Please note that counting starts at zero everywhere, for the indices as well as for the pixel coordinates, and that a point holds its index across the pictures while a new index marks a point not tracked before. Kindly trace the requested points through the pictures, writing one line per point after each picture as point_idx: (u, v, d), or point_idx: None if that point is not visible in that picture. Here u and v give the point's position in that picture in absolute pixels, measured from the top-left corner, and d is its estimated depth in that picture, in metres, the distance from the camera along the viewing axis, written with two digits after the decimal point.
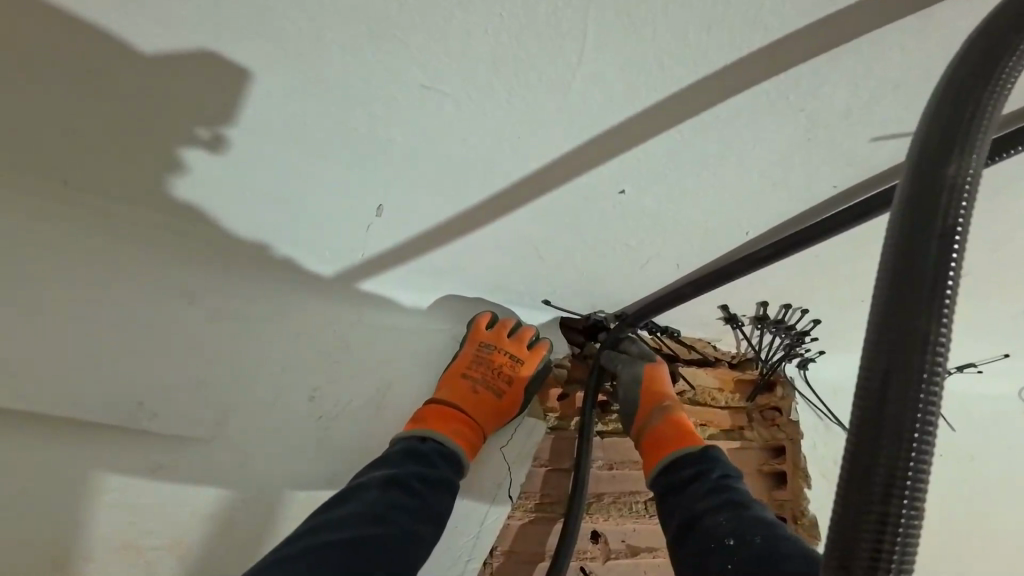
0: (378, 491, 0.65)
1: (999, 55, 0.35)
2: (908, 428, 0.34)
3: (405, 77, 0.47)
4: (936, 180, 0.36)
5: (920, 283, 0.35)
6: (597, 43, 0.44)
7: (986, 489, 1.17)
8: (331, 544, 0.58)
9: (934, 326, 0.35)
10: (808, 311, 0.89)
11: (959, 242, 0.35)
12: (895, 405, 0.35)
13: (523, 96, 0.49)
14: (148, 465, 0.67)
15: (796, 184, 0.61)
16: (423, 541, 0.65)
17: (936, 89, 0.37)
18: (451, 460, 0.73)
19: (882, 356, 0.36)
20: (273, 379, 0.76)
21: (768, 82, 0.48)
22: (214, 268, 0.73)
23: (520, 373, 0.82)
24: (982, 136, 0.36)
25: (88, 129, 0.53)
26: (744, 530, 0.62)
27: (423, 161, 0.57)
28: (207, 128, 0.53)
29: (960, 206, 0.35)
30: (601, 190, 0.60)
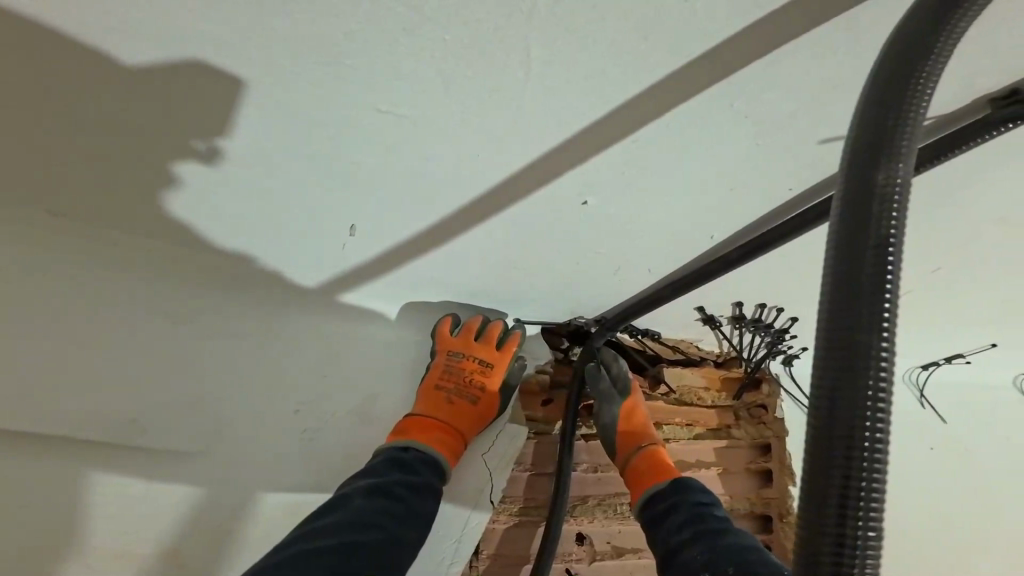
0: (363, 499, 0.66)
1: (918, 61, 0.37)
2: (859, 439, 0.36)
3: (362, 100, 0.50)
4: (869, 191, 0.37)
5: (859, 291, 0.37)
6: (540, 60, 0.46)
7: (978, 480, 1.16)
8: (320, 551, 0.59)
9: (876, 332, 0.36)
10: (783, 310, 0.90)
11: (895, 249, 0.37)
12: (844, 414, 0.36)
13: (477, 112, 0.51)
14: (143, 477, 0.71)
15: (753, 188, 0.62)
16: (409, 543, 0.67)
17: (863, 100, 0.39)
18: (434, 466, 0.75)
19: (830, 367, 0.37)
20: (260, 392, 0.79)
21: (711, 92, 0.50)
22: (202, 287, 0.76)
23: (493, 376, 0.85)
24: (910, 138, 0.37)
25: (89, 161, 0.57)
26: (718, 563, 0.60)
27: (388, 178, 0.60)
28: (200, 149, 0.56)
29: (892, 214, 0.37)
30: (564, 199, 0.62)
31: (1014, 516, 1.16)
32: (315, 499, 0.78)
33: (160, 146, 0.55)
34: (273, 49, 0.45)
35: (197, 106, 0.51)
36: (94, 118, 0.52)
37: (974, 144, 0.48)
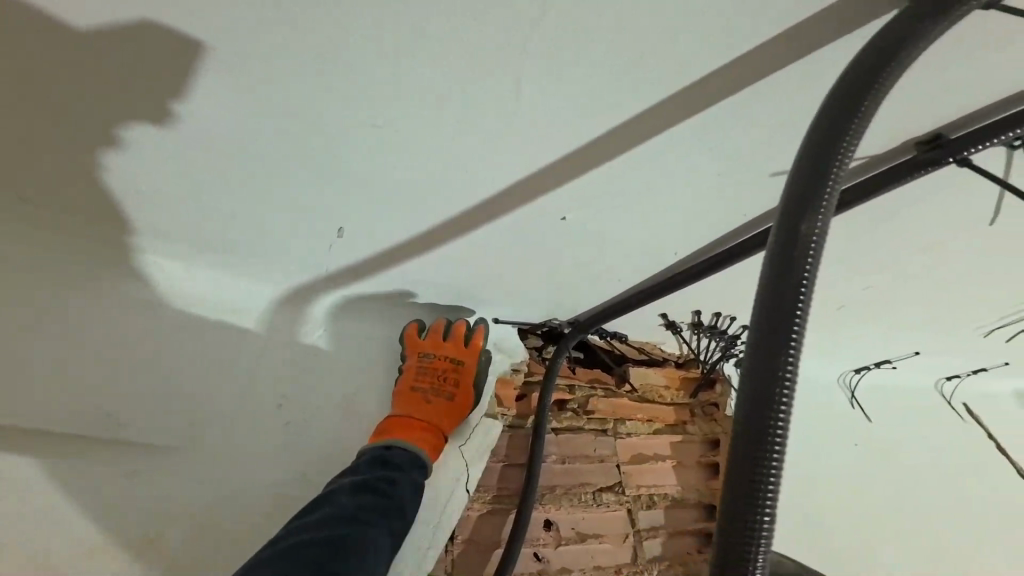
0: (347, 496, 0.69)
1: (841, 129, 0.44)
2: (766, 447, 0.43)
3: (358, 113, 0.54)
4: (792, 237, 0.44)
5: (777, 323, 0.44)
6: (527, 88, 0.51)
7: (900, 476, 1.29)
8: (310, 542, 0.60)
9: (786, 359, 0.43)
10: (735, 318, 1.00)
11: (807, 288, 0.44)
12: (755, 425, 0.43)
13: (466, 129, 0.55)
14: (120, 473, 0.70)
15: (711, 211, 0.70)
16: (393, 534, 0.69)
17: (800, 158, 0.46)
18: (415, 461, 0.79)
19: (748, 386, 0.44)
20: (243, 385, 0.81)
21: (677, 126, 0.56)
22: (198, 278, 0.81)
23: (465, 371, 0.89)
24: (836, 177, 0.44)
25: (92, 159, 0.60)
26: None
27: (379, 186, 0.64)
28: (197, 150, 0.59)
29: (808, 258, 0.44)
30: (545, 213, 0.68)
31: (936, 506, 1.29)
32: (297, 494, 0.79)
33: (160, 146, 0.58)
34: (276, 59, 0.47)
35: (196, 107, 0.53)
36: (97, 121, 0.55)
37: (894, 184, 0.59)
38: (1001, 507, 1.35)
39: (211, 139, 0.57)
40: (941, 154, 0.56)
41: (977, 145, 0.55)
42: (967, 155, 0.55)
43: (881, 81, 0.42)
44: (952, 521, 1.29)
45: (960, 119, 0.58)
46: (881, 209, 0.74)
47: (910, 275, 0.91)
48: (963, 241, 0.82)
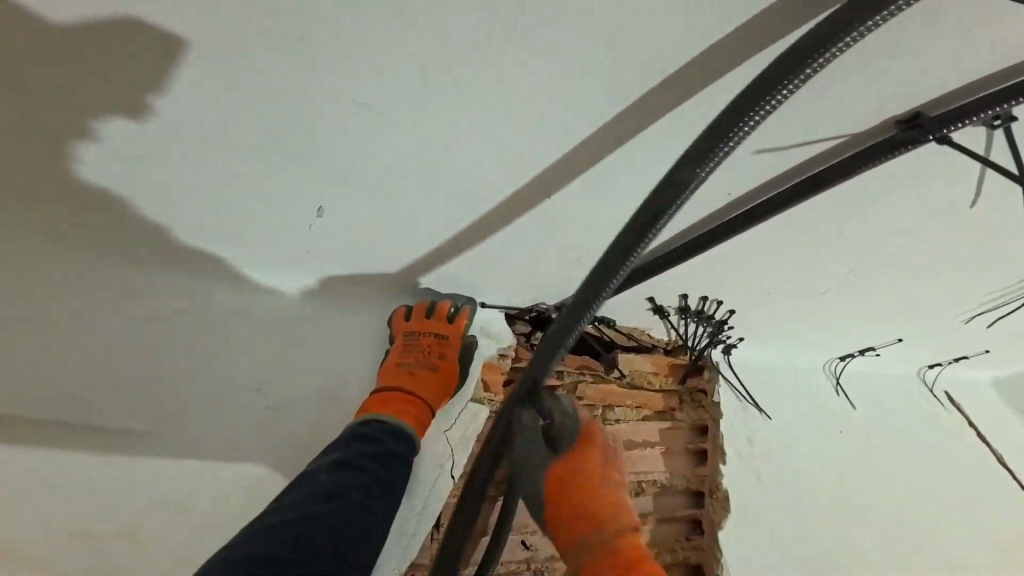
0: (323, 474, 0.67)
1: (789, 75, 0.44)
2: (572, 326, 0.61)
3: (334, 89, 0.53)
4: (678, 169, 0.49)
5: (632, 239, 0.54)
6: (506, 61, 0.50)
7: (891, 462, 1.28)
8: (281, 526, 0.59)
9: (615, 267, 0.55)
10: (722, 302, 1.00)
11: (666, 217, 0.52)
12: (571, 308, 0.60)
13: (445, 104, 0.55)
14: (85, 464, 0.68)
15: (698, 194, 0.69)
16: (375, 513, 0.67)
17: (741, 95, 0.46)
18: (399, 436, 0.76)
19: (590, 278, 0.57)
20: (217, 372, 0.78)
21: (659, 104, 0.56)
22: (177, 266, 0.79)
23: (449, 345, 0.87)
24: (756, 118, 0.46)
25: (56, 132, 0.58)
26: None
27: (360, 164, 0.63)
28: (163, 121, 0.57)
29: (682, 194, 0.50)
30: (528, 193, 0.69)
31: (927, 497, 1.28)
32: (272, 483, 0.77)
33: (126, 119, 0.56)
34: (246, 26, 0.46)
35: (159, 75, 0.51)
36: (69, 97, 0.54)
37: (874, 163, 0.58)
38: (983, 495, 1.36)
39: (188, 115, 0.56)
40: (921, 133, 0.56)
41: (955, 124, 0.55)
42: (944, 133, 0.55)
43: (843, 42, 0.42)
44: (942, 511, 1.28)
45: (949, 95, 0.57)
46: (867, 190, 0.74)
47: (896, 261, 0.91)
48: (946, 224, 0.82)
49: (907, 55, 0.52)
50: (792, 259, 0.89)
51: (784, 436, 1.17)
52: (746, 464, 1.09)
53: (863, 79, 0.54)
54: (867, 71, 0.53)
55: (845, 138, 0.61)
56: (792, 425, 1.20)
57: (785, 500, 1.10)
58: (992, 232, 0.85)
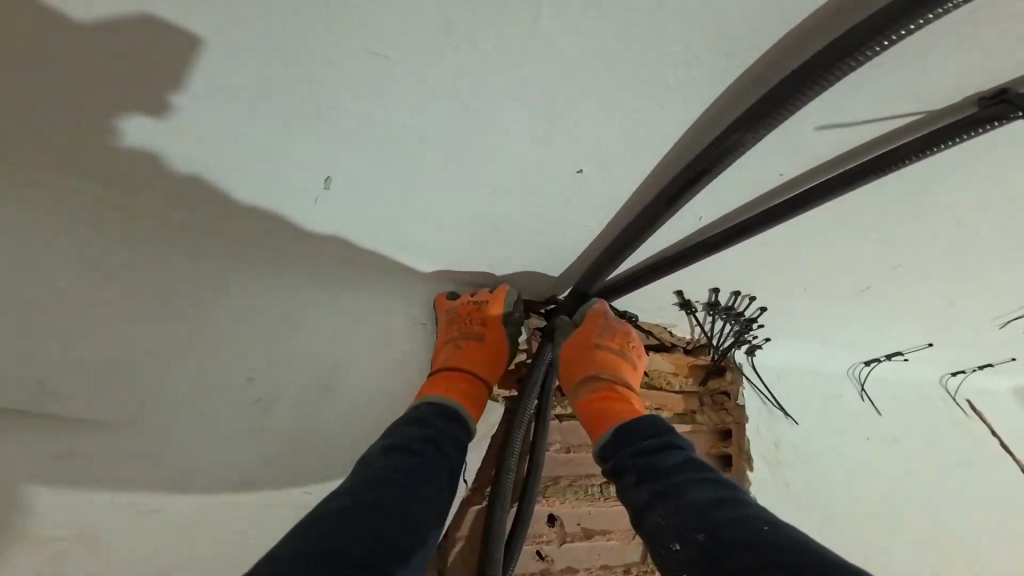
0: (380, 456, 0.60)
1: (854, 56, 0.43)
2: (597, 274, 0.80)
3: (354, 40, 0.48)
4: (722, 141, 0.54)
5: (678, 195, 0.60)
6: (551, 11, 0.45)
7: (920, 471, 1.21)
8: (335, 512, 0.52)
9: (648, 228, 0.66)
10: (754, 298, 0.94)
11: (708, 173, 0.56)
12: (608, 258, 0.75)
13: (476, 61, 0.50)
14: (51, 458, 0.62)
15: (745, 174, 0.64)
16: (431, 500, 0.58)
17: (797, 73, 0.46)
18: (457, 421, 0.71)
19: (628, 231, 0.69)
20: (208, 361, 0.73)
21: (712, 70, 0.51)
22: (163, 239, 0.73)
23: (489, 311, 0.83)
24: (813, 95, 0.47)
25: (38, 88, 0.53)
26: (684, 525, 0.55)
27: (378, 132, 0.58)
28: (155, 92, 0.54)
29: (725, 160, 0.55)
30: (560, 166, 0.64)
31: (957, 510, 1.21)
32: (262, 482, 0.71)
33: (118, 74, 0.51)
34: None
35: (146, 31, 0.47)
36: (63, 48, 0.49)
37: (955, 142, 0.51)
38: (1013, 509, 1.29)
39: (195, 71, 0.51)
40: (1009, 108, 0.50)
41: None
42: None
43: (939, 9, 0.39)
44: (973, 524, 1.22)
45: None
46: (927, 179, 0.67)
47: (945, 259, 0.85)
48: (1006, 219, 0.75)
49: (993, 21, 0.47)
50: (832, 253, 0.83)
51: (809, 441, 1.11)
52: (770, 469, 1.03)
53: (937, 47, 0.49)
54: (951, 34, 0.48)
55: (912, 117, 0.56)
56: (816, 429, 1.14)
57: (812, 508, 1.03)
58: None
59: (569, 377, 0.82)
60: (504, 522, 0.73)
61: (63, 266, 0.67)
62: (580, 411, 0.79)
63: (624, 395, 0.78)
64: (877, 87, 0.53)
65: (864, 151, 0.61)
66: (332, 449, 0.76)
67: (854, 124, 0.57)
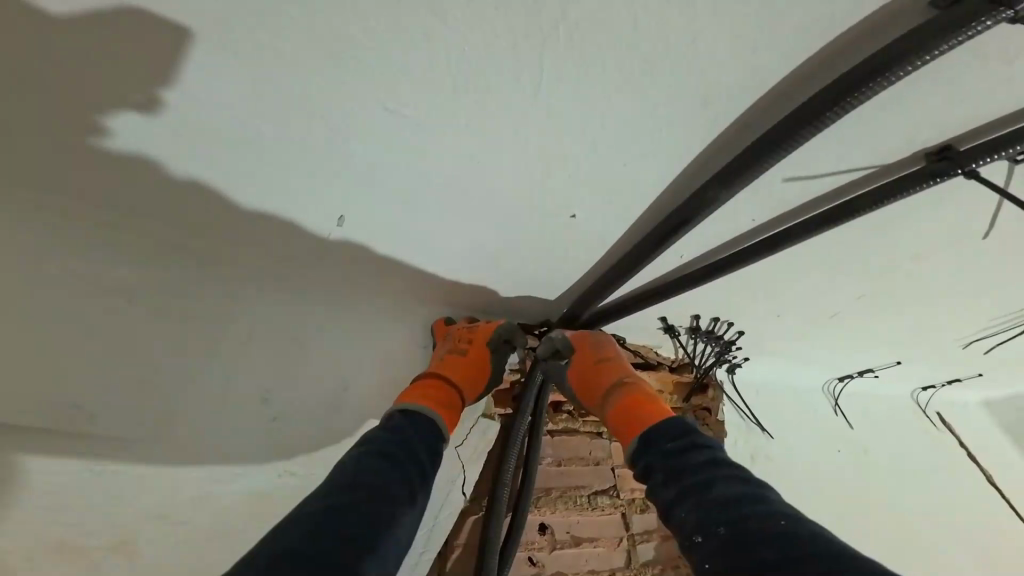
0: (352, 459, 0.63)
1: (807, 126, 0.51)
2: (588, 300, 0.90)
3: (375, 96, 0.57)
4: (702, 196, 0.60)
5: (663, 237, 0.67)
6: (548, 80, 0.54)
7: (886, 480, 1.29)
8: (308, 513, 0.54)
9: (636, 265, 0.74)
10: (733, 322, 1.02)
11: (690, 219, 0.63)
12: (599, 287, 0.85)
13: (480, 118, 0.59)
14: (85, 469, 0.65)
15: (721, 219, 0.70)
16: (397, 499, 0.60)
17: (762, 137, 0.54)
18: (429, 426, 0.72)
19: (617, 268, 0.78)
20: (229, 376, 0.80)
21: (686, 131, 0.60)
22: (199, 267, 0.83)
23: (477, 332, 0.90)
24: (777, 158, 0.54)
25: (99, 128, 0.60)
26: (711, 520, 0.58)
27: (391, 167, 0.67)
28: (143, 89, 0.56)
29: (704, 209, 0.62)
30: (554, 207, 0.73)
31: (922, 520, 1.29)
32: (274, 487, 0.77)
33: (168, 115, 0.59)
34: (308, 32, 0.50)
35: (207, 91, 0.56)
36: (133, 100, 0.57)
37: (907, 192, 0.58)
38: (977, 519, 1.37)
39: (242, 125, 0.61)
40: (950, 166, 0.58)
41: (985, 158, 0.56)
42: (973, 167, 0.57)
43: (872, 89, 0.47)
44: (938, 533, 1.29)
45: (968, 131, 0.59)
46: (881, 221, 0.75)
47: (904, 287, 0.93)
48: (957, 253, 0.84)
49: (930, 92, 0.54)
50: (803, 282, 0.90)
51: (783, 453, 1.18)
52: None
53: (885, 115, 0.56)
54: (893, 108, 0.56)
55: (868, 170, 0.63)
56: (791, 441, 1.22)
57: None
58: (997, 262, 0.87)
59: (586, 392, 0.83)
60: (500, 530, 0.79)
61: (102, 286, 0.74)
62: (612, 422, 0.78)
63: (647, 396, 0.77)
64: (835, 147, 0.60)
65: (828, 200, 0.68)
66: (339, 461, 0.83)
67: (817, 178, 0.64)
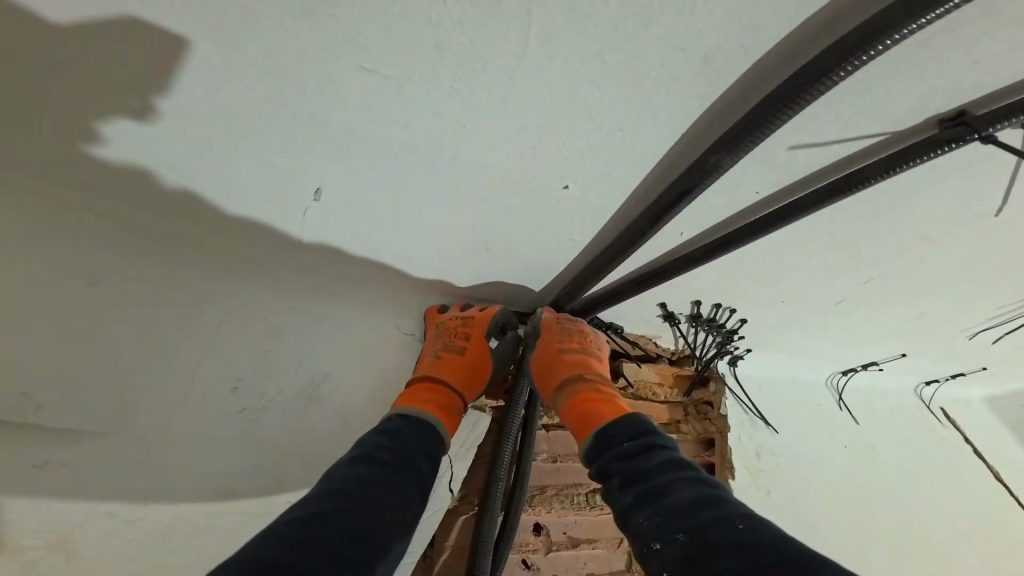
0: (343, 469, 0.57)
1: (815, 83, 0.46)
2: (577, 287, 0.85)
3: (347, 59, 0.50)
4: (704, 163, 0.56)
5: (662, 212, 0.63)
6: (541, 37, 0.48)
7: (892, 474, 1.25)
8: (299, 525, 0.48)
9: (628, 246, 0.70)
10: (735, 311, 0.98)
11: (691, 190, 0.59)
12: (590, 273, 0.80)
13: (466, 84, 0.53)
14: (24, 465, 0.59)
15: (723, 193, 0.67)
16: (392, 515, 0.55)
17: (769, 97, 0.50)
18: (431, 433, 0.67)
19: (609, 250, 0.74)
20: (195, 365, 0.72)
21: (694, 96, 0.54)
22: (161, 248, 0.74)
23: (475, 325, 0.82)
24: (785, 119, 0.50)
25: (38, 95, 0.53)
26: (669, 526, 0.54)
27: (367, 145, 0.61)
28: (138, 96, 0.54)
29: (707, 179, 0.57)
30: (547, 185, 0.67)
31: (931, 517, 1.25)
32: (245, 492, 0.70)
33: (119, 88, 0.53)
34: None
35: (158, 54, 0.50)
36: (75, 64, 0.50)
37: (917, 161, 0.55)
38: (985, 514, 1.34)
39: (200, 94, 0.54)
40: (966, 131, 0.53)
41: (1002, 122, 0.52)
42: (990, 132, 0.53)
43: (890, 40, 0.43)
44: (947, 529, 1.25)
45: (986, 95, 0.55)
46: (893, 197, 0.71)
47: (913, 272, 0.89)
48: (967, 237, 0.80)
49: (950, 49, 0.50)
50: (808, 266, 0.86)
51: (788, 448, 1.14)
52: (751, 478, 1.05)
53: (900, 76, 0.52)
54: (909, 68, 0.52)
55: (876, 138, 0.60)
56: (796, 436, 1.17)
57: (793, 514, 1.06)
58: (1008, 248, 0.83)
59: (545, 387, 0.81)
60: (492, 530, 0.73)
61: (48, 268, 0.65)
62: (565, 416, 0.77)
63: (605, 396, 0.76)
64: (845, 113, 0.56)
65: (834, 171, 0.64)
66: (322, 459, 0.76)
67: (825, 145, 0.60)
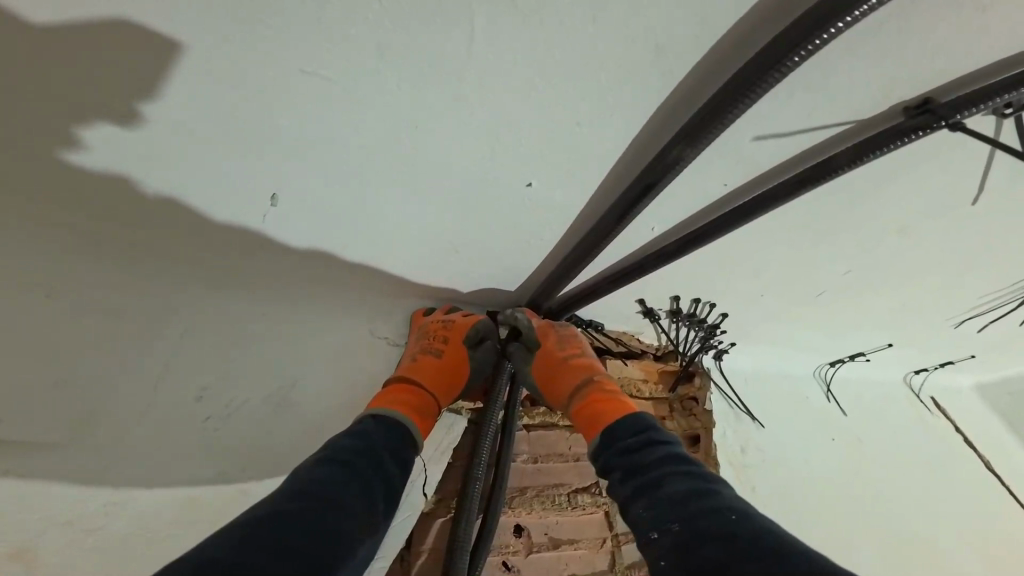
0: (312, 467, 0.56)
1: (772, 69, 0.45)
2: (550, 288, 0.85)
3: (289, 61, 0.50)
4: (663, 157, 0.55)
5: (630, 206, 0.62)
6: (487, 30, 0.47)
7: (880, 465, 1.25)
8: (268, 520, 0.47)
9: (597, 245, 0.69)
10: (715, 305, 0.97)
11: (657, 183, 0.58)
12: (560, 272, 0.79)
13: (415, 81, 0.52)
14: None
15: (693, 185, 0.66)
16: (359, 516, 0.53)
17: (727, 83, 0.48)
18: (399, 434, 0.66)
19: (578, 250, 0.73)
20: (160, 370, 0.71)
21: (651, 88, 0.53)
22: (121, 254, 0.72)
23: (451, 327, 0.82)
24: (745, 106, 0.49)
25: None
26: (663, 516, 0.53)
27: (323, 145, 0.59)
28: (82, 96, 0.53)
29: (671, 171, 0.56)
30: (511, 180, 0.65)
31: (921, 508, 1.25)
32: (211, 495, 0.68)
33: (59, 90, 0.52)
34: None
35: (96, 53, 0.49)
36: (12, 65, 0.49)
37: (886, 150, 0.54)
38: (975, 504, 1.34)
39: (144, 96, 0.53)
40: (933, 118, 0.52)
41: (967, 110, 0.51)
42: (956, 120, 0.52)
43: (842, 22, 0.41)
44: (936, 519, 1.25)
45: (954, 79, 0.54)
46: (867, 187, 0.70)
47: (895, 262, 0.88)
48: (945, 226, 0.79)
49: (910, 32, 0.49)
50: (787, 259, 0.85)
51: (775, 443, 1.13)
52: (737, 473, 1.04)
53: (861, 62, 0.51)
54: (871, 54, 0.51)
55: (846, 126, 0.58)
56: (782, 429, 1.17)
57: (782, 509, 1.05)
58: (987, 238, 0.83)
59: (552, 394, 0.80)
60: (469, 532, 0.72)
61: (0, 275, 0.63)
62: (575, 419, 0.74)
63: (609, 395, 0.73)
64: (807, 102, 0.55)
65: (805, 160, 0.63)
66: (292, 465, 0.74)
67: (792, 135, 0.59)
